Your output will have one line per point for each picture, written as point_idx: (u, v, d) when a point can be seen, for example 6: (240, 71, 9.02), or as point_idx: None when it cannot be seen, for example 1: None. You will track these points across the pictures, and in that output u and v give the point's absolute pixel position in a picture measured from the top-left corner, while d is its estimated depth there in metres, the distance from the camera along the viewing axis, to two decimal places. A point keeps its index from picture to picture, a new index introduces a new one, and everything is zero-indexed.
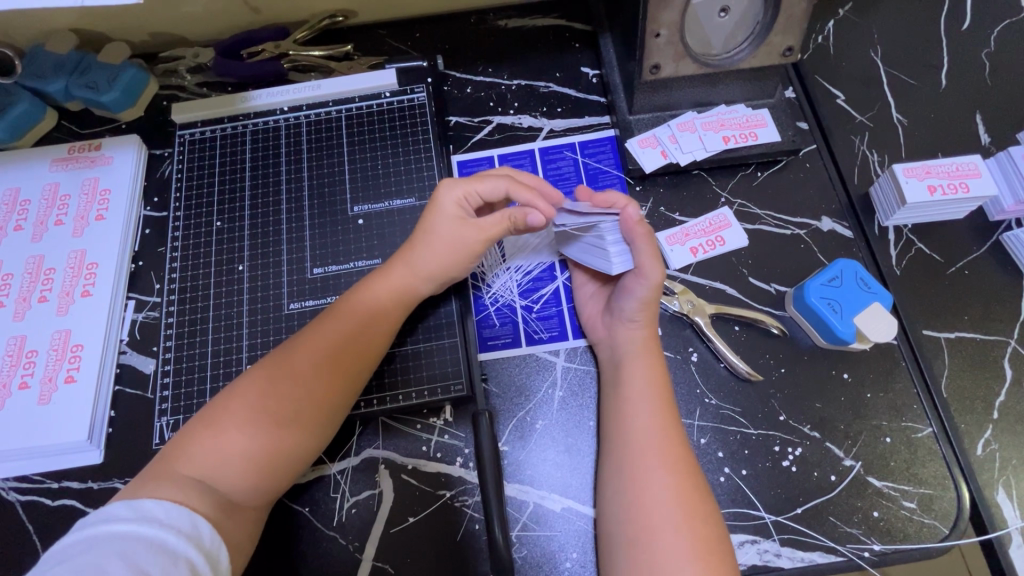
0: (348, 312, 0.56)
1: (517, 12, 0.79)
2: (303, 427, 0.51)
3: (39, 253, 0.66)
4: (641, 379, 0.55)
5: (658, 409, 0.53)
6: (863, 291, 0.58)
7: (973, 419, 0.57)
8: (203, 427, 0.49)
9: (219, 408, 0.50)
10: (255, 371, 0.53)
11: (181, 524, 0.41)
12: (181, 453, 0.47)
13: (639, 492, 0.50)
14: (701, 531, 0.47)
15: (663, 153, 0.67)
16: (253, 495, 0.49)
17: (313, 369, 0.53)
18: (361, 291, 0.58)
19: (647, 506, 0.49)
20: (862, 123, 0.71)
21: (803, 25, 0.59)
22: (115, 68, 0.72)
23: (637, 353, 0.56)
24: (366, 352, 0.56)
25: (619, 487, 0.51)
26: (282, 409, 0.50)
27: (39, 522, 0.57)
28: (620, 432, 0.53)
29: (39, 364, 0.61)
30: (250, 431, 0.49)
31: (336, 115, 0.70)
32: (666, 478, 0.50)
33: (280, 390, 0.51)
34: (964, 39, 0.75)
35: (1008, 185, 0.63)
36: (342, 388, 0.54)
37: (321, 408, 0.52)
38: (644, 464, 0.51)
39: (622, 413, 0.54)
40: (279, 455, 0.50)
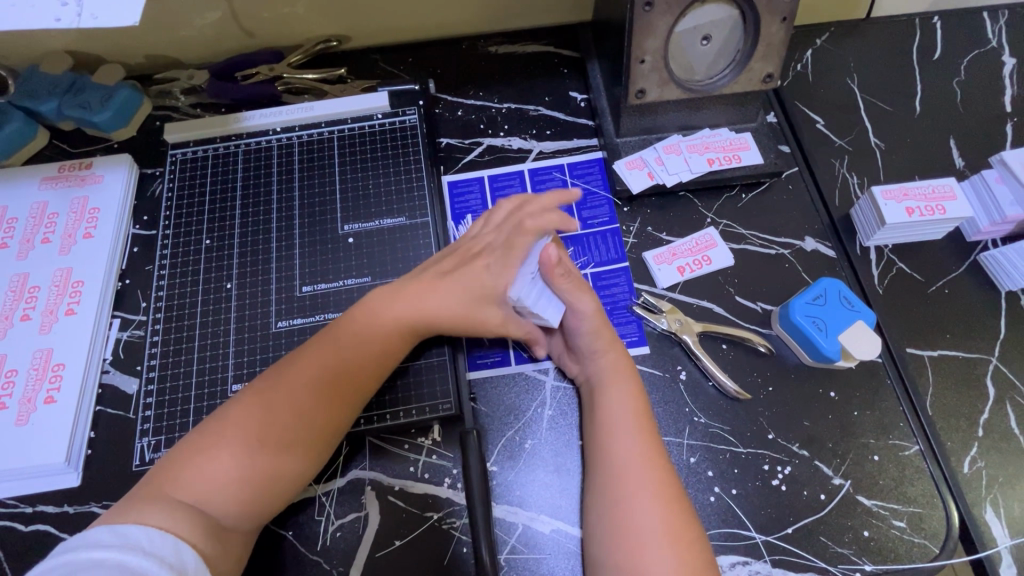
0: (339, 335, 0.55)
1: (507, 39, 0.81)
2: (295, 450, 0.51)
3: (23, 271, 0.65)
4: (621, 404, 0.55)
5: (642, 429, 0.53)
6: (846, 309, 0.59)
7: (959, 436, 0.58)
8: (192, 454, 0.48)
9: (205, 433, 0.49)
10: (243, 393, 0.52)
11: (163, 552, 0.41)
12: (172, 478, 0.47)
13: (625, 513, 0.49)
14: (690, 555, 0.47)
15: (650, 175, 0.69)
16: (244, 517, 0.48)
17: (307, 393, 0.52)
18: (351, 316, 0.56)
19: (634, 528, 0.48)
20: (842, 147, 0.73)
21: (781, 52, 0.62)
22: (109, 88, 0.74)
23: (615, 370, 0.56)
24: (363, 383, 0.55)
25: (605, 508, 0.51)
26: (275, 431, 0.50)
27: (10, 549, 0.55)
28: (604, 452, 0.53)
29: (18, 385, 0.60)
30: (243, 454, 0.48)
31: (329, 136, 0.71)
32: (654, 501, 0.49)
33: (273, 411, 0.50)
34: (935, 68, 0.78)
35: (983, 207, 0.65)
36: (339, 412, 0.53)
37: (315, 433, 0.52)
38: (631, 485, 0.50)
39: (604, 434, 0.54)
40: (270, 480, 0.49)
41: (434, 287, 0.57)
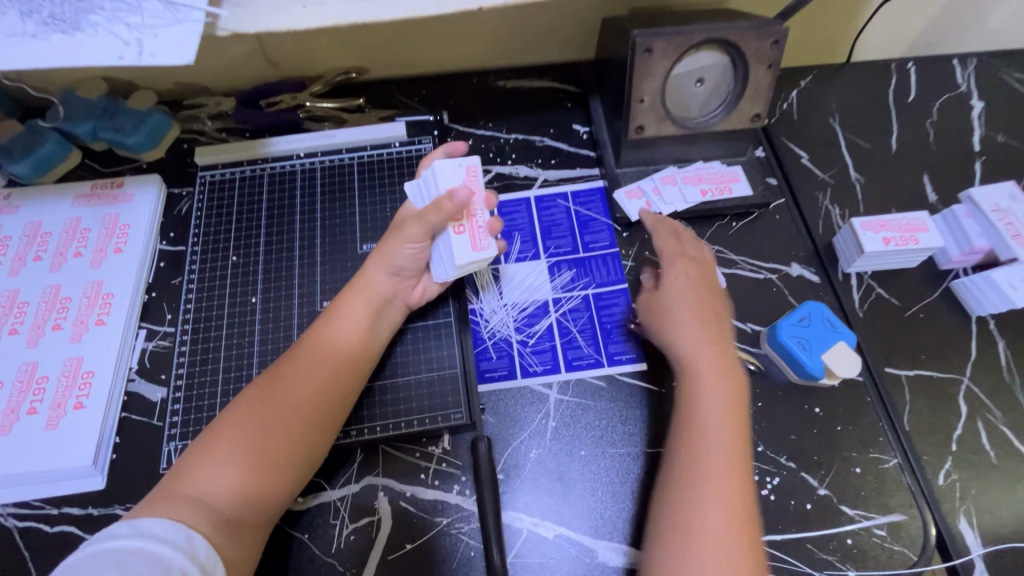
0: (323, 339, 0.60)
1: (515, 74, 0.87)
2: (286, 448, 0.55)
3: (56, 283, 0.69)
4: (707, 393, 0.56)
5: (731, 426, 0.54)
6: (829, 330, 0.64)
7: (934, 451, 0.62)
8: (200, 457, 0.53)
9: (211, 438, 0.54)
10: (246, 399, 0.56)
11: (176, 538, 0.46)
12: (186, 478, 0.51)
13: (698, 500, 0.50)
14: (753, 551, 0.48)
15: (647, 204, 0.74)
16: (251, 510, 0.52)
17: (301, 392, 0.57)
18: (332, 321, 0.62)
19: (704, 518, 0.49)
20: (825, 181, 0.79)
21: (768, 95, 0.68)
22: (141, 113, 0.79)
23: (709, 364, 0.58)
24: (342, 371, 0.60)
25: (682, 496, 0.51)
26: (266, 430, 0.55)
27: (36, 549, 0.58)
28: (690, 443, 0.54)
29: (48, 391, 0.63)
30: (241, 453, 0.53)
31: (349, 162, 0.76)
32: (730, 493, 0.51)
33: (265, 411, 0.56)
34: (910, 109, 0.85)
35: (954, 238, 0.70)
36: (326, 403, 0.58)
37: (305, 429, 0.56)
38: (714, 478, 0.51)
39: (692, 424, 0.55)
40: (266, 477, 0.53)
41: (378, 252, 0.64)
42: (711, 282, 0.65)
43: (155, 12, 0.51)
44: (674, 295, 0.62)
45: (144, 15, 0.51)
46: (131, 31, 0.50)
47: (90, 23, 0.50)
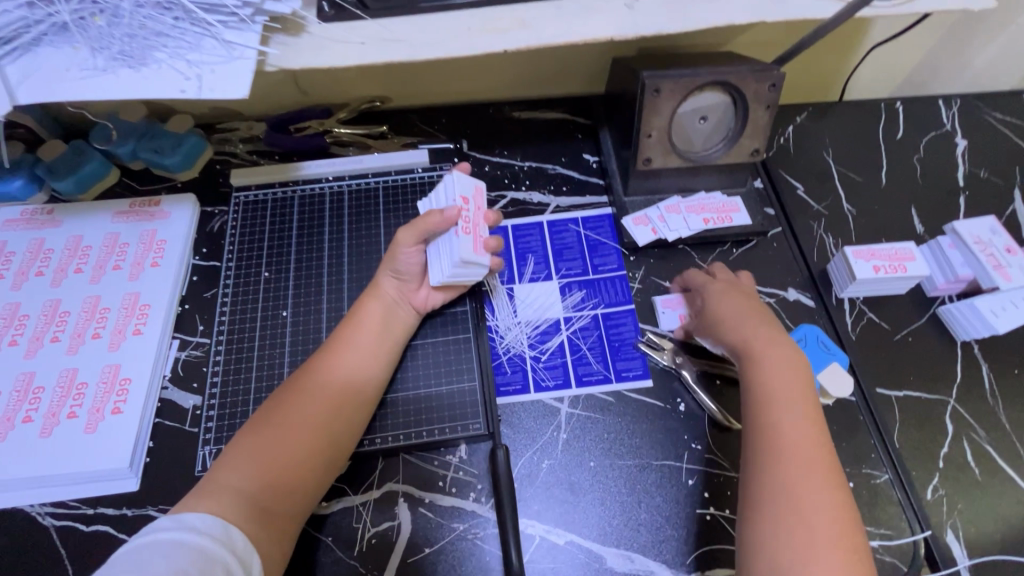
0: (344, 344, 0.65)
1: (529, 106, 0.93)
2: (309, 443, 0.58)
3: (96, 294, 0.74)
4: (778, 373, 0.59)
5: (808, 412, 0.57)
6: (824, 352, 0.70)
7: (922, 467, 0.66)
8: (237, 455, 0.56)
9: (247, 437, 0.58)
10: (276, 404, 0.61)
11: (213, 531, 0.49)
12: (224, 474, 0.55)
13: (792, 484, 0.52)
14: (845, 521, 0.50)
15: (653, 230, 0.78)
16: (281, 502, 0.55)
17: (324, 393, 0.61)
18: (353, 328, 0.66)
19: (803, 503, 0.51)
20: (819, 211, 0.84)
21: (766, 132, 0.74)
22: (179, 135, 0.84)
23: (778, 356, 0.61)
24: (360, 372, 0.64)
25: (777, 482, 0.53)
26: (290, 429, 0.58)
27: (72, 547, 0.60)
28: (774, 431, 0.56)
29: (88, 396, 0.67)
30: (270, 451, 0.57)
31: (375, 186, 0.81)
32: (822, 476, 0.52)
33: (292, 410, 0.60)
34: (898, 145, 0.90)
35: (939, 268, 0.75)
36: (347, 401, 0.62)
37: (328, 425, 0.60)
38: (799, 460, 0.53)
39: (770, 413, 0.57)
40: (293, 470, 0.57)
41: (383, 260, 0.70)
42: (750, 292, 0.69)
43: (212, 50, 0.57)
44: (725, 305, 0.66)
45: (203, 53, 0.57)
46: (192, 67, 0.56)
47: (155, 60, 0.56)
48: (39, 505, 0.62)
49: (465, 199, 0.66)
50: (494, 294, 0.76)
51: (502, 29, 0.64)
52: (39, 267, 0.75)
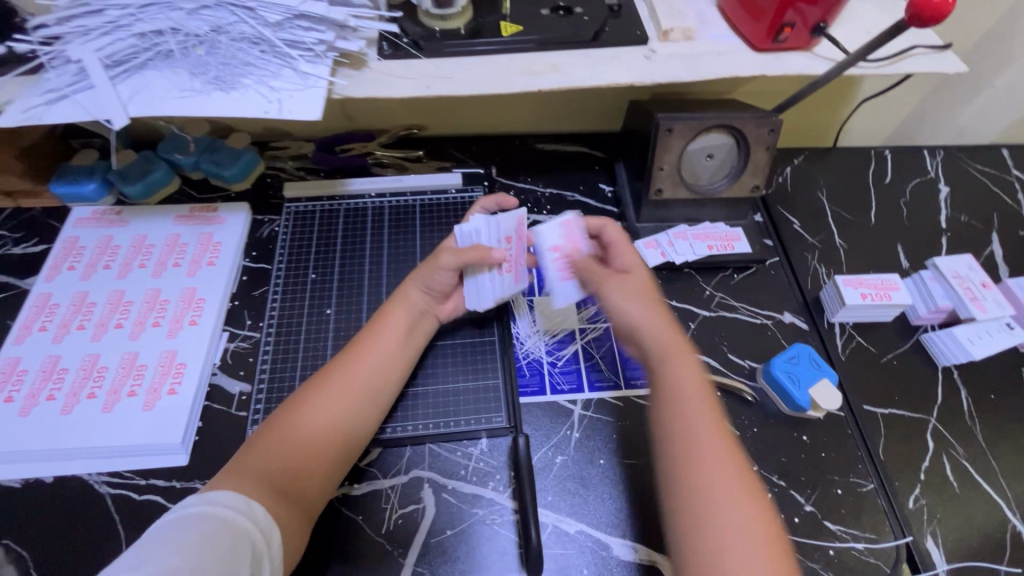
0: (367, 345, 0.70)
1: (552, 139, 1.03)
2: (330, 434, 0.63)
3: (156, 287, 0.81)
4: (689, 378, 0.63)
5: (715, 416, 0.61)
6: (814, 368, 0.75)
7: (905, 478, 0.72)
8: (262, 441, 0.61)
9: (273, 424, 0.62)
10: (298, 396, 0.65)
11: (237, 505, 0.53)
12: (250, 457, 0.59)
13: (706, 487, 0.56)
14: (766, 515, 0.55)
15: (662, 254, 0.86)
16: (300, 486, 0.60)
17: (348, 387, 0.66)
18: (376, 332, 0.71)
19: (718, 505, 0.55)
20: (813, 244, 0.92)
21: (765, 171, 0.83)
22: (237, 150, 0.93)
23: (685, 362, 0.65)
24: (380, 371, 0.69)
25: (691, 488, 0.56)
26: (311, 418, 0.63)
27: (124, 513, 0.66)
28: (688, 437, 0.59)
29: (146, 377, 0.74)
30: (291, 438, 0.61)
31: (413, 203, 0.90)
32: (738, 483, 0.56)
33: (314, 402, 0.64)
34: (886, 188, 0.99)
35: (921, 298, 0.83)
36: (366, 397, 0.67)
37: (346, 417, 0.65)
38: (710, 464, 0.57)
39: (682, 419, 0.61)
40: (309, 458, 0.61)
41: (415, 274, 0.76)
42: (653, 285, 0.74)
43: (289, 79, 0.67)
44: (633, 309, 0.70)
45: (282, 80, 0.67)
46: (273, 92, 0.66)
47: (241, 84, 0.66)
48: (96, 474, 0.68)
49: (511, 238, 0.76)
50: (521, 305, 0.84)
51: (536, 72, 0.74)
52: (106, 261, 0.83)
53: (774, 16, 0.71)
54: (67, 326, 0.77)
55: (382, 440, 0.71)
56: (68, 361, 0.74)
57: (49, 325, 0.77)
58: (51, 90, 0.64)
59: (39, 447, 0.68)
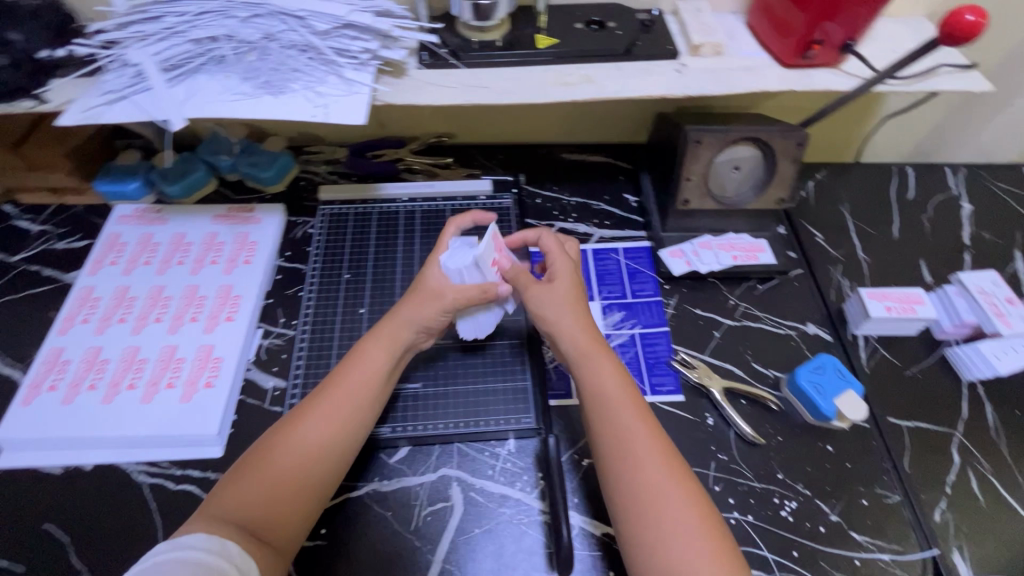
0: (342, 375, 0.66)
1: (577, 149, 1.05)
2: (307, 469, 0.60)
3: (194, 283, 0.84)
4: (613, 380, 0.66)
5: (642, 412, 0.64)
6: (840, 379, 0.75)
7: (931, 491, 0.72)
8: (236, 481, 0.58)
9: (248, 462, 0.59)
10: (272, 433, 0.62)
11: (210, 545, 0.51)
12: (223, 500, 0.57)
13: (648, 488, 0.59)
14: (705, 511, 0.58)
15: (687, 263, 0.88)
16: (276, 526, 0.57)
17: (321, 420, 0.63)
18: (352, 360, 0.68)
19: (658, 502, 0.58)
20: (836, 257, 0.93)
21: (791, 183, 0.84)
22: (274, 153, 0.96)
23: (604, 363, 0.67)
24: (362, 401, 0.65)
25: (627, 490, 0.59)
26: (283, 455, 0.60)
27: (161, 502, 0.68)
28: (616, 440, 0.62)
29: (184, 370, 0.76)
30: (264, 477, 0.58)
31: (444, 207, 0.92)
32: (678, 484, 0.59)
33: (291, 437, 0.61)
34: (909, 205, 1.00)
35: (947, 313, 0.83)
36: (346, 429, 0.64)
37: (321, 453, 0.61)
38: (648, 462, 0.60)
39: (619, 419, 0.63)
40: (284, 497, 0.58)
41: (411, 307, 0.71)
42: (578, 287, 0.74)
43: (335, 85, 0.69)
44: (559, 313, 0.70)
45: (328, 86, 0.69)
46: (319, 97, 0.68)
47: (290, 89, 0.68)
48: (135, 463, 0.70)
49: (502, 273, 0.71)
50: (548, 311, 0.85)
51: (570, 83, 0.76)
52: (146, 257, 0.86)
53: (804, 33, 0.73)
54: (108, 319, 0.80)
55: (413, 437, 0.73)
56: (109, 352, 0.77)
57: (92, 318, 0.80)
58: (110, 91, 0.67)
59: (80, 435, 0.70)
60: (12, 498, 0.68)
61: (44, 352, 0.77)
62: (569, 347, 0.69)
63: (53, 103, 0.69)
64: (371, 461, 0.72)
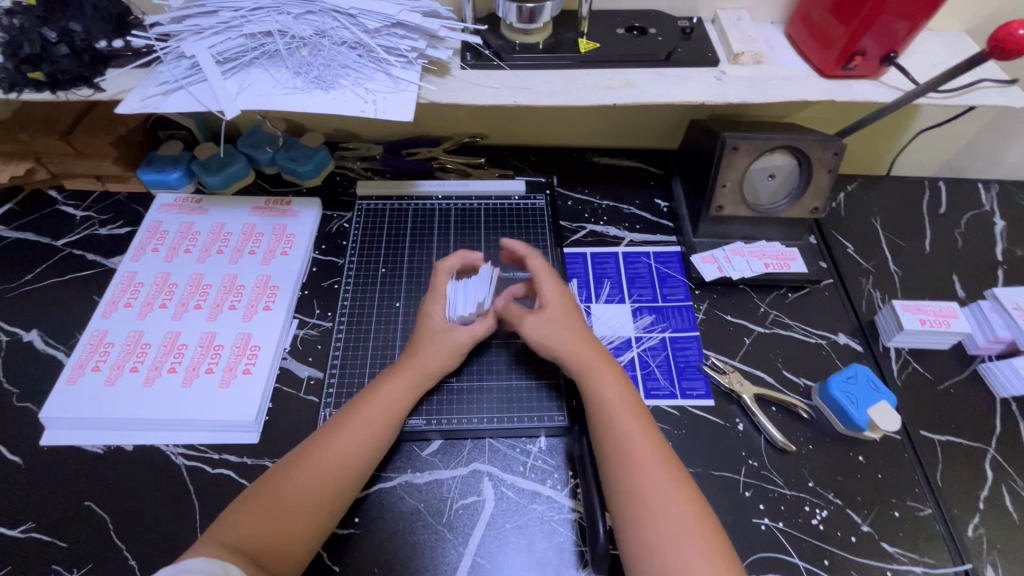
0: (356, 412, 0.66)
1: (608, 154, 1.06)
2: (317, 500, 0.60)
3: (233, 273, 0.85)
4: (614, 391, 0.67)
5: (643, 422, 0.65)
6: (874, 390, 0.74)
7: (963, 506, 0.71)
8: (245, 506, 0.58)
9: (259, 488, 0.60)
10: (285, 462, 0.62)
11: (214, 566, 0.50)
12: (229, 524, 0.57)
13: (645, 495, 0.59)
14: (706, 521, 0.58)
15: (718, 268, 0.88)
16: (278, 554, 0.56)
17: (331, 456, 0.62)
18: (367, 398, 0.68)
19: (656, 509, 0.58)
20: (867, 269, 0.93)
21: (827, 193, 0.84)
22: (311, 148, 0.97)
23: (609, 377, 0.69)
24: (377, 436, 0.66)
25: (626, 494, 0.60)
26: (291, 485, 0.60)
27: (198, 484, 0.69)
28: (619, 447, 0.63)
29: (222, 356, 0.77)
30: (271, 505, 0.58)
31: (477, 207, 0.95)
32: (677, 492, 0.59)
33: (304, 466, 0.61)
34: (941, 219, 1.00)
35: (980, 328, 0.83)
36: (359, 464, 0.64)
37: (331, 485, 0.61)
38: (645, 469, 0.61)
39: (617, 428, 0.64)
40: (287, 529, 0.58)
41: (427, 350, 0.72)
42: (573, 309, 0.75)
43: (383, 82, 0.71)
44: (559, 336, 0.72)
45: (376, 83, 0.71)
46: (368, 93, 0.70)
47: (339, 85, 0.70)
48: (173, 446, 0.72)
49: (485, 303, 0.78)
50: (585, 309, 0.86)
51: (612, 87, 0.77)
52: (187, 246, 0.88)
53: (846, 45, 0.74)
54: (150, 304, 0.81)
55: (446, 431, 0.73)
56: (151, 337, 0.78)
57: (134, 302, 0.82)
58: (166, 82, 0.69)
59: (121, 416, 0.71)
60: (55, 475, 0.69)
61: (88, 335, 0.79)
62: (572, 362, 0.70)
63: (110, 92, 0.71)
64: (404, 453, 0.73)
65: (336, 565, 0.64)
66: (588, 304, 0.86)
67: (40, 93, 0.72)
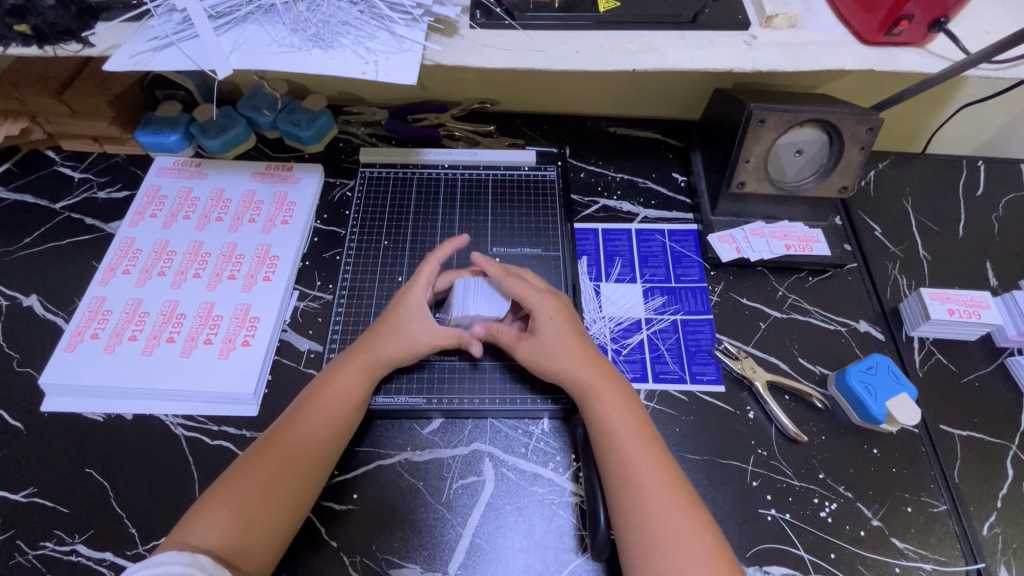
0: (314, 404, 0.64)
1: (624, 124, 1.01)
2: (280, 488, 0.59)
3: (233, 241, 0.83)
4: (620, 411, 0.64)
5: (650, 444, 0.62)
6: (893, 381, 0.71)
7: (981, 504, 0.69)
8: (209, 500, 0.57)
9: (221, 485, 0.58)
10: (241, 461, 0.61)
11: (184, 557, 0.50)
12: (195, 520, 0.55)
13: (650, 519, 0.57)
14: (711, 541, 0.56)
15: (737, 249, 0.84)
16: (246, 545, 0.55)
17: (289, 449, 0.61)
18: (324, 389, 0.66)
19: (660, 534, 0.56)
20: (895, 253, 0.88)
21: (858, 171, 0.79)
22: (314, 112, 0.93)
23: (615, 398, 0.65)
24: (342, 421, 0.65)
25: (630, 517, 0.58)
26: (255, 477, 0.59)
27: (198, 455, 0.68)
28: (623, 469, 0.60)
29: (222, 328, 0.75)
30: (232, 501, 0.57)
31: (485, 178, 0.91)
32: (683, 514, 0.57)
33: (266, 459, 0.60)
34: (978, 201, 0.94)
35: (1011, 319, 0.79)
36: (319, 451, 0.62)
37: (292, 473, 0.60)
38: (651, 492, 0.58)
39: (623, 448, 0.61)
40: (256, 519, 0.57)
41: (389, 333, 0.69)
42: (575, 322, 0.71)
43: (385, 41, 0.66)
44: (556, 356, 0.68)
45: (378, 42, 0.66)
46: (370, 53, 0.65)
47: (340, 44, 0.66)
48: (172, 416, 0.71)
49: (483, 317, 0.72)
50: (594, 287, 0.83)
51: (631, 51, 0.71)
52: (185, 212, 0.85)
53: (891, 9, 0.66)
54: (148, 272, 0.80)
55: (448, 411, 0.72)
56: (149, 305, 0.77)
57: (132, 269, 0.80)
58: (156, 38, 0.65)
59: (119, 384, 0.71)
60: (56, 440, 0.69)
61: (87, 300, 0.77)
62: (570, 381, 0.67)
63: (99, 48, 0.67)
64: (404, 430, 0.71)
65: (332, 541, 0.64)
66: (596, 282, 0.83)
67: (27, 47, 0.69)
